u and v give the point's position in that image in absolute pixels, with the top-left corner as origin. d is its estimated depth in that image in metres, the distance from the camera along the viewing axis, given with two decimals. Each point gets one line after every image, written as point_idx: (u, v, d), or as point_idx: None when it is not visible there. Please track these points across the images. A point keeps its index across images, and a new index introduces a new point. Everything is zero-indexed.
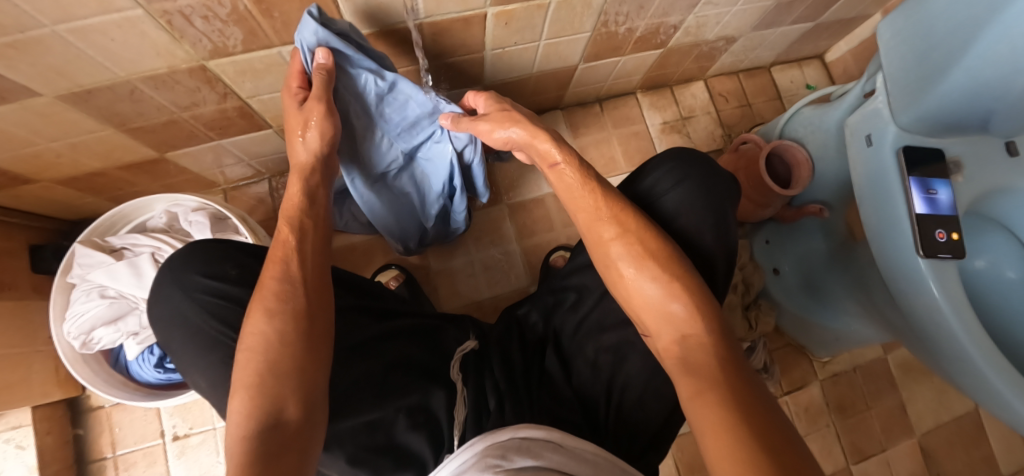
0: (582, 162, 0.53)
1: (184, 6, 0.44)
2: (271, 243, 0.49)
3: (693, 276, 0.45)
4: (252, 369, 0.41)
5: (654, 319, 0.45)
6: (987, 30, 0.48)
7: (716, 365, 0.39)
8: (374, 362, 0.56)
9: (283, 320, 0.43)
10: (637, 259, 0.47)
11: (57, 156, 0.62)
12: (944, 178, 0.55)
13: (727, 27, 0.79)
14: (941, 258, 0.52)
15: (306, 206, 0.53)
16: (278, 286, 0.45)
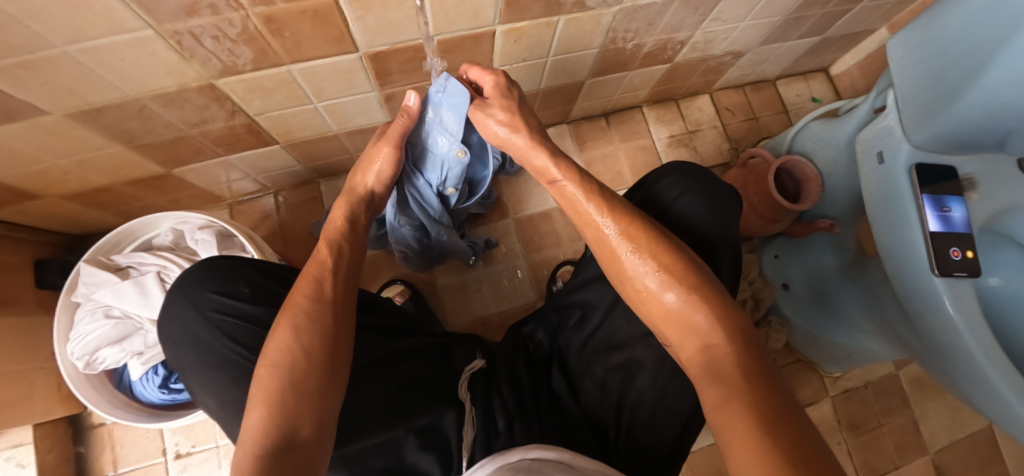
0: (581, 171, 0.51)
1: (194, 26, 0.44)
2: (307, 261, 0.50)
3: (712, 285, 0.42)
4: (271, 384, 0.39)
5: (671, 333, 0.43)
6: (1005, 53, 0.47)
7: (743, 372, 0.36)
8: (382, 384, 0.55)
9: (310, 337, 0.43)
10: (651, 269, 0.44)
11: (65, 173, 0.62)
12: (958, 196, 0.54)
13: (735, 42, 0.79)
14: (955, 276, 0.52)
15: (347, 231, 0.55)
16: (308, 303, 0.45)
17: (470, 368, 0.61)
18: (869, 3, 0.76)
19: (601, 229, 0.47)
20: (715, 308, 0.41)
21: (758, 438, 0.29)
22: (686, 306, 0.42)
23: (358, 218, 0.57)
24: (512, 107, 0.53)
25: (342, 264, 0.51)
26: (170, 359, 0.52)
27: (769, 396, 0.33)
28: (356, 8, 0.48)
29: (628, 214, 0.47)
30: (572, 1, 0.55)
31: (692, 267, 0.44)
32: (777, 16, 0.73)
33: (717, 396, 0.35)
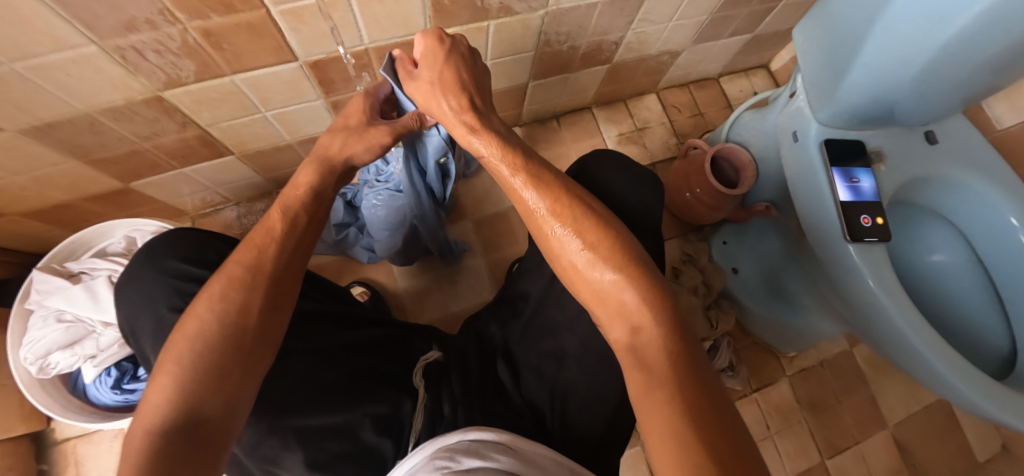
0: (513, 143, 0.48)
1: (135, 41, 0.48)
2: (255, 227, 0.46)
3: (643, 263, 0.41)
4: (178, 356, 0.36)
5: (603, 314, 0.41)
6: (874, 30, 0.48)
7: (671, 362, 0.34)
8: (338, 371, 0.54)
9: (228, 311, 0.39)
10: (578, 246, 0.42)
11: (22, 190, 0.64)
12: (865, 168, 0.58)
13: (669, 42, 0.84)
14: (868, 241, 0.55)
15: (308, 202, 0.50)
16: (240, 273, 0.41)
17: (425, 358, 0.61)
18: (789, 2, 0.81)
19: (531, 206, 0.44)
20: (645, 289, 0.39)
21: (675, 425, 0.28)
22: (614, 283, 0.40)
23: (324, 189, 0.52)
24: (435, 72, 0.48)
25: (291, 239, 0.46)
26: (125, 330, 0.51)
27: (690, 377, 0.32)
28: (289, 19, 0.52)
29: (564, 191, 0.44)
30: (496, 7, 0.60)
31: (622, 241, 0.42)
32: (703, 15, 0.78)
33: (643, 382, 0.33)
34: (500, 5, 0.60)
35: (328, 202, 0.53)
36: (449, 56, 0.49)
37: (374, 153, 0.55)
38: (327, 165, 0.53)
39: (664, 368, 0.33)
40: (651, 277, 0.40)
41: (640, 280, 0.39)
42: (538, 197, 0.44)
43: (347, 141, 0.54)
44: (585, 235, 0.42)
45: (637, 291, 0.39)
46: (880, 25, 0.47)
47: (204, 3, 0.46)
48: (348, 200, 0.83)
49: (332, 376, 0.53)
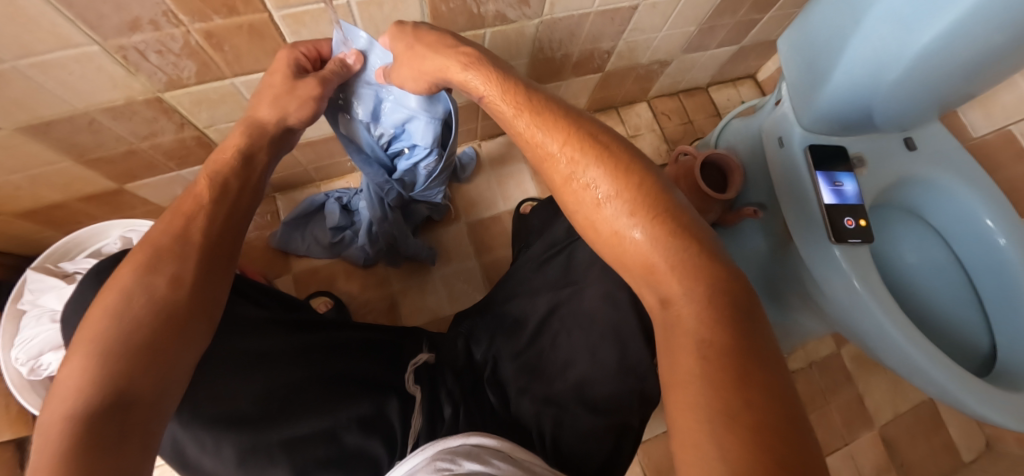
0: (526, 94, 0.44)
1: (138, 42, 0.49)
2: (182, 196, 0.44)
3: (680, 223, 0.36)
4: (94, 333, 0.32)
5: (637, 274, 0.38)
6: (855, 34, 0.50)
7: (714, 339, 0.31)
8: (310, 371, 0.51)
9: (154, 283, 0.36)
10: (604, 188, 0.38)
11: (16, 189, 0.64)
12: (848, 172, 0.62)
13: (658, 51, 0.87)
14: (852, 242, 0.58)
15: (239, 168, 0.48)
16: (166, 243, 0.39)
17: (414, 362, 0.62)
18: (775, 14, 0.86)
19: (546, 150, 0.41)
20: (676, 243, 0.35)
21: (719, 414, 0.27)
22: (646, 242, 0.36)
23: (255, 153, 0.50)
24: (409, 39, 0.49)
25: (220, 206, 0.44)
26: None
27: (731, 344, 0.30)
28: (290, 23, 0.53)
29: (574, 130, 0.41)
30: (493, 14, 0.62)
31: (648, 184, 0.38)
32: (691, 26, 0.82)
33: (684, 360, 0.31)
34: (496, 12, 0.62)
35: (262, 168, 0.51)
36: (414, 31, 0.49)
37: (308, 113, 0.53)
38: (259, 129, 0.51)
39: (696, 361, 0.31)
40: (684, 226, 0.36)
41: (669, 228, 0.36)
42: (551, 139, 0.41)
43: (278, 98, 0.51)
44: (605, 182, 0.38)
45: (672, 242, 0.35)
46: (856, 36, 0.50)
47: (207, 5, 0.47)
48: (344, 204, 0.84)
49: (289, 378, 0.48)
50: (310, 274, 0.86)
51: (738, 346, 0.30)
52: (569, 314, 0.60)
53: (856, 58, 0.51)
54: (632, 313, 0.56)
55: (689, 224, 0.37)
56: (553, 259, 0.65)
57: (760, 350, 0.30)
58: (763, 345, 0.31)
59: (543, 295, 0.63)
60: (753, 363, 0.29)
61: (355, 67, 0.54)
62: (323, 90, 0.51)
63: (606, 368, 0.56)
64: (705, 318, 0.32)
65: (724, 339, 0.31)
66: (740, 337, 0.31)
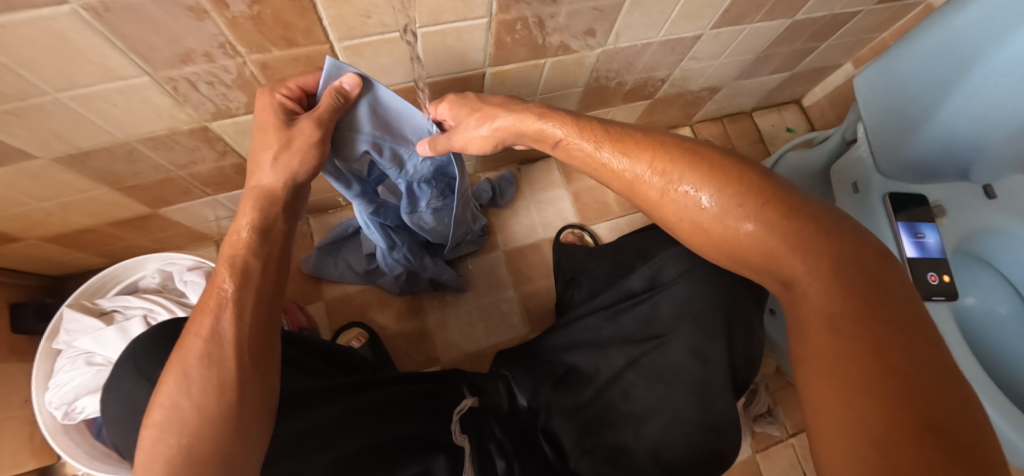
0: (582, 120, 0.45)
1: (190, 73, 0.45)
2: (204, 290, 0.41)
3: (784, 197, 0.36)
4: (161, 456, 0.34)
5: (755, 262, 0.37)
6: (960, 89, 0.52)
7: (842, 310, 0.31)
8: (362, 437, 0.48)
9: (202, 390, 0.37)
10: (699, 188, 0.38)
11: (47, 215, 0.61)
12: (930, 222, 0.58)
13: (710, 79, 0.84)
14: (935, 299, 0.55)
15: (257, 244, 0.43)
16: (201, 349, 0.38)
17: (460, 409, 0.58)
18: (833, 41, 0.83)
19: (630, 173, 0.41)
20: (791, 224, 0.34)
21: (862, 391, 0.27)
22: (761, 230, 0.35)
23: (273, 225, 0.45)
24: (475, 107, 0.49)
25: (249, 288, 0.42)
26: (121, 445, 0.47)
27: (868, 316, 0.29)
28: (349, 54, 0.49)
29: (657, 144, 0.41)
30: (557, 45, 0.59)
31: (743, 171, 0.37)
32: (749, 54, 0.78)
33: (818, 342, 0.31)
34: (560, 43, 0.59)
35: (282, 237, 0.46)
36: (478, 98, 0.50)
37: (311, 164, 0.44)
38: (269, 196, 0.44)
39: (828, 335, 0.31)
40: (790, 206, 0.35)
41: (780, 211, 0.35)
42: (636, 163, 0.41)
43: (278, 158, 0.42)
44: (698, 179, 0.38)
45: (790, 221, 0.34)
46: (967, 91, 0.52)
47: (267, 37, 0.43)
48: None
49: (350, 449, 0.46)
50: (343, 301, 0.86)
51: (876, 314, 0.29)
52: (648, 366, 0.58)
53: (963, 107, 0.53)
54: (722, 374, 0.54)
55: (802, 204, 0.35)
56: (628, 310, 0.63)
57: (905, 318, 0.29)
58: (908, 310, 0.29)
59: (616, 350, 0.61)
60: (898, 334, 0.28)
61: (353, 93, 0.43)
62: (321, 132, 0.42)
63: (690, 427, 0.54)
64: (835, 295, 0.31)
65: (855, 307, 0.30)
66: (879, 306, 0.30)
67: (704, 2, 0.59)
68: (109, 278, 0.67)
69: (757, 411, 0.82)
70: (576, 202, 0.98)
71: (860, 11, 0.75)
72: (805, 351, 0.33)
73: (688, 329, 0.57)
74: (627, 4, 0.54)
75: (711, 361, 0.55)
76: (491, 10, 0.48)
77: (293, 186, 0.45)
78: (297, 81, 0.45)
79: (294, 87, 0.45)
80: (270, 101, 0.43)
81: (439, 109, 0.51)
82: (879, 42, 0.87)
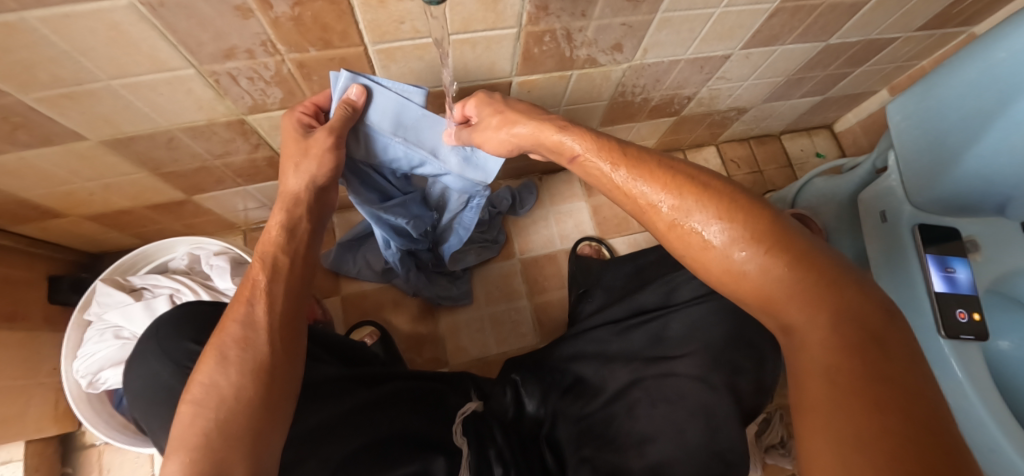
0: (605, 136, 0.43)
1: (231, 68, 0.47)
2: (241, 281, 0.47)
3: (796, 234, 0.33)
4: (199, 428, 0.37)
5: (752, 306, 0.34)
6: (1000, 122, 0.53)
7: (845, 364, 0.27)
8: (361, 434, 0.50)
9: (239, 371, 0.41)
10: (712, 223, 0.34)
11: (90, 195, 0.65)
12: (961, 256, 0.56)
13: (739, 99, 0.83)
14: (964, 339, 0.52)
15: (285, 241, 0.50)
16: (239, 334, 0.43)
17: (463, 411, 0.59)
18: (869, 68, 0.81)
19: (648, 199, 0.37)
20: (796, 271, 0.31)
21: (856, 448, 0.24)
22: (762, 276, 0.32)
23: (298, 224, 0.51)
24: (500, 108, 0.50)
25: (275, 282, 0.47)
26: (144, 417, 0.52)
27: (864, 373, 0.26)
28: (381, 57, 0.51)
29: (671, 171, 0.37)
30: (584, 58, 0.59)
31: (754, 208, 0.34)
32: (779, 76, 0.77)
33: (815, 392, 0.28)
34: (587, 57, 0.59)
35: (306, 236, 0.52)
36: (505, 101, 0.51)
37: (328, 167, 0.51)
38: (294, 198, 0.51)
39: (827, 388, 0.27)
40: (798, 246, 0.32)
41: (786, 255, 0.31)
42: (649, 188, 0.37)
43: (299, 166, 0.50)
44: (710, 211, 0.34)
45: (791, 269, 0.31)
46: (1006, 125, 0.53)
47: (305, 38, 0.45)
48: None
49: (357, 445, 0.49)
50: (359, 298, 0.88)
51: (875, 371, 0.26)
52: (654, 385, 0.57)
53: (992, 146, 0.55)
54: (730, 401, 0.53)
55: (805, 244, 0.32)
56: (639, 326, 0.62)
57: (905, 376, 0.26)
58: (908, 366, 0.26)
59: (621, 365, 0.60)
60: (897, 393, 0.25)
61: (360, 102, 0.51)
62: (334, 138, 0.50)
63: (693, 450, 0.53)
64: (834, 345, 0.28)
65: (857, 360, 0.27)
66: (876, 360, 0.27)
67: (735, 22, 0.59)
68: (141, 257, 0.71)
69: (769, 442, 0.79)
70: (595, 216, 0.98)
71: (897, 38, 0.73)
72: (802, 405, 0.29)
73: (697, 359, 0.56)
74: (657, 21, 0.55)
75: (717, 390, 0.54)
76: (521, 21, 0.49)
77: (314, 188, 0.52)
78: (313, 100, 0.53)
79: (312, 105, 0.53)
80: (295, 116, 0.52)
81: (466, 106, 0.53)
82: (918, 70, 0.85)
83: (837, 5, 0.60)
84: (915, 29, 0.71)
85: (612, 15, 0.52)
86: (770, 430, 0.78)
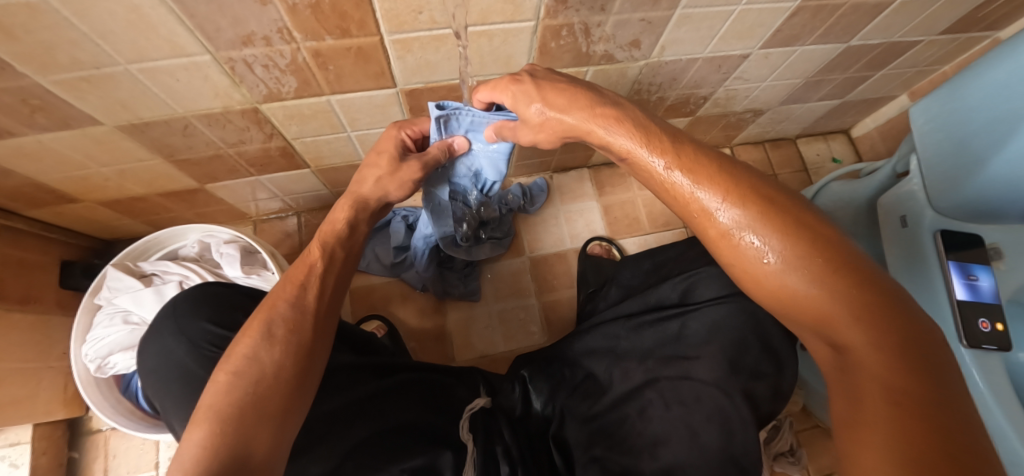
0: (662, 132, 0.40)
1: (248, 55, 0.47)
2: (297, 262, 0.49)
3: (857, 255, 0.32)
4: (234, 399, 0.38)
5: (804, 323, 0.33)
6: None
7: (908, 391, 0.26)
8: (369, 424, 0.50)
9: (283, 351, 0.42)
10: (775, 239, 0.33)
11: (105, 180, 0.65)
12: (984, 264, 0.54)
13: (756, 100, 0.82)
14: (985, 349, 0.51)
15: (345, 236, 0.53)
16: (289, 314, 0.44)
17: (472, 407, 0.58)
18: (890, 71, 0.80)
19: (702, 206, 0.35)
20: (858, 292, 0.30)
21: (916, 474, 0.23)
22: (823, 294, 0.31)
23: (359, 224, 0.55)
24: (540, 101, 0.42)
25: (331, 272, 0.50)
26: (155, 396, 0.52)
27: (932, 403, 0.25)
28: (397, 48, 0.51)
29: (732, 175, 0.35)
30: (601, 54, 0.59)
31: (817, 226, 0.33)
32: (798, 78, 0.76)
33: (871, 412, 0.27)
34: (605, 53, 0.59)
35: (363, 236, 0.56)
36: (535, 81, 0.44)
37: (406, 189, 0.56)
38: (361, 201, 0.54)
39: (885, 408, 0.26)
40: (860, 269, 0.31)
41: (851, 276, 0.30)
42: (704, 195, 0.35)
43: (380, 180, 0.54)
44: (773, 226, 0.33)
45: (858, 291, 0.30)
46: None
47: (323, 26, 0.45)
48: (408, 223, 0.85)
49: (362, 434, 0.49)
50: (368, 291, 0.88)
51: (936, 397, 0.25)
52: (669, 387, 0.55)
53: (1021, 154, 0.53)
54: (748, 409, 0.51)
55: (865, 264, 0.31)
56: (653, 324, 0.61)
57: (969, 411, 0.25)
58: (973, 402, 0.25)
59: (635, 364, 0.59)
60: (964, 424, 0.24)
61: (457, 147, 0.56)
62: (422, 174, 0.55)
63: (708, 455, 0.51)
64: (897, 368, 0.27)
65: (919, 386, 0.26)
66: (940, 387, 0.26)
67: (755, 20, 0.58)
68: (152, 244, 0.72)
69: (778, 450, 0.77)
70: (606, 215, 0.97)
71: (921, 41, 0.71)
72: (852, 423, 0.28)
73: (714, 362, 0.54)
74: (676, 17, 0.54)
75: (733, 396, 0.52)
76: (539, 14, 0.49)
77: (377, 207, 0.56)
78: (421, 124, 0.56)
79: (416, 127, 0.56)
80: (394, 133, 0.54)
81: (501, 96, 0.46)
82: (939, 75, 0.83)
83: (861, 5, 0.58)
84: (939, 32, 0.70)
85: (631, 10, 0.51)
86: (780, 438, 0.76)
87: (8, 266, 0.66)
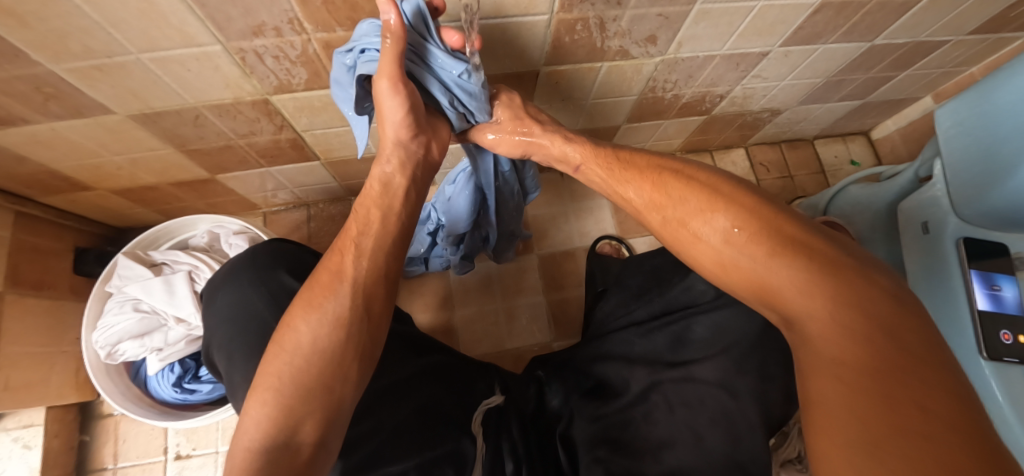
0: (600, 146, 0.50)
1: (259, 46, 0.46)
2: (340, 233, 0.47)
3: (785, 225, 0.33)
4: (284, 369, 0.39)
5: (753, 298, 0.34)
6: None
7: (853, 357, 0.26)
8: (406, 405, 0.52)
9: (321, 322, 0.41)
10: (702, 216, 0.37)
11: (118, 169, 0.66)
12: (1009, 275, 0.53)
13: (773, 100, 0.80)
14: (1006, 361, 0.49)
15: (380, 195, 0.49)
16: (329, 280, 0.43)
17: (486, 403, 0.59)
18: (914, 71, 0.77)
19: (638, 197, 0.42)
20: (799, 266, 0.30)
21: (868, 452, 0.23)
22: (752, 263, 0.33)
23: (392, 179, 0.50)
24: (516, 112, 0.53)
25: (382, 234, 0.48)
26: (221, 350, 0.51)
27: (877, 369, 0.25)
28: None
29: (659, 172, 0.43)
30: (616, 50, 0.57)
31: (738, 198, 0.36)
32: (819, 77, 0.74)
33: (822, 388, 0.27)
34: (620, 48, 0.57)
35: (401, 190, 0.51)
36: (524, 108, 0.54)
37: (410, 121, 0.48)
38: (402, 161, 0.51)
39: (831, 381, 0.27)
40: (799, 244, 0.31)
41: (772, 242, 0.32)
42: (641, 191, 0.42)
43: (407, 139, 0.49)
44: (698, 204, 0.37)
45: (780, 257, 0.31)
46: None
47: (334, 17, 0.44)
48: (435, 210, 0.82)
49: (406, 412, 0.51)
50: None
51: (882, 364, 0.25)
52: (672, 389, 0.55)
53: None
54: (754, 410, 0.50)
55: (806, 240, 0.32)
56: (662, 328, 0.61)
57: (920, 369, 0.24)
58: (928, 361, 0.24)
59: (642, 367, 0.59)
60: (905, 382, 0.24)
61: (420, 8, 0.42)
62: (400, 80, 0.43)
63: (711, 459, 0.50)
64: (842, 340, 0.27)
65: (863, 354, 0.26)
66: (886, 351, 0.25)
67: (776, 17, 0.56)
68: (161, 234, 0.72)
69: (788, 457, 0.75)
70: (616, 214, 0.96)
71: (949, 41, 0.69)
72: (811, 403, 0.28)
73: (718, 363, 0.54)
74: (694, 13, 0.52)
75: (738, 396, 0.51)
76: (554, 7, 0.48)
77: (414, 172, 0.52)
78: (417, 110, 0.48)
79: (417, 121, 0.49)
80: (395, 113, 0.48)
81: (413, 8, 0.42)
82: (966, 76, 0.81)
83: (888, 2, 0.56)
84: (968, 32, 0.67)
85: (648, 4, 0.49)
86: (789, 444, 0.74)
87: (22, 252, 0.67)
